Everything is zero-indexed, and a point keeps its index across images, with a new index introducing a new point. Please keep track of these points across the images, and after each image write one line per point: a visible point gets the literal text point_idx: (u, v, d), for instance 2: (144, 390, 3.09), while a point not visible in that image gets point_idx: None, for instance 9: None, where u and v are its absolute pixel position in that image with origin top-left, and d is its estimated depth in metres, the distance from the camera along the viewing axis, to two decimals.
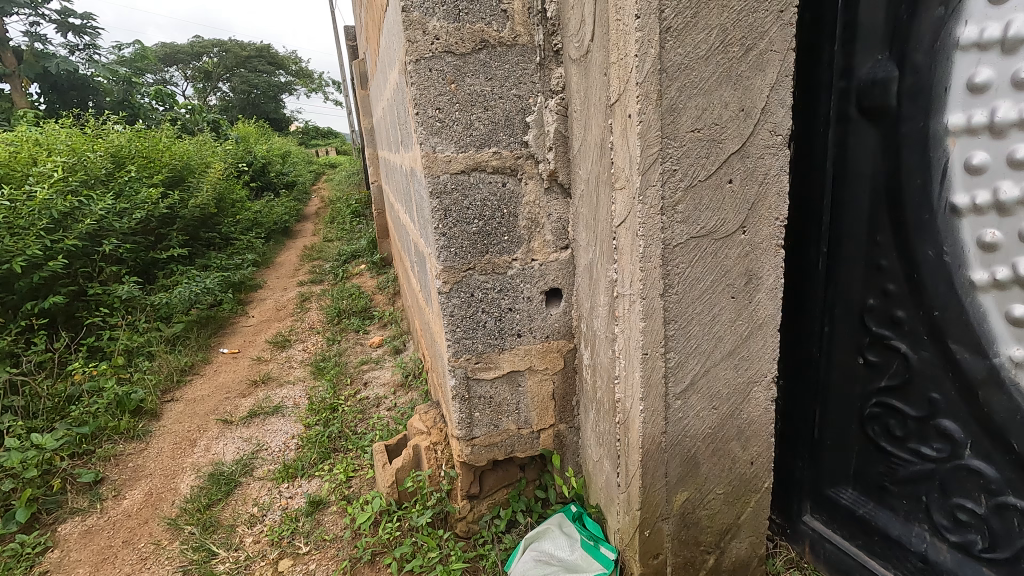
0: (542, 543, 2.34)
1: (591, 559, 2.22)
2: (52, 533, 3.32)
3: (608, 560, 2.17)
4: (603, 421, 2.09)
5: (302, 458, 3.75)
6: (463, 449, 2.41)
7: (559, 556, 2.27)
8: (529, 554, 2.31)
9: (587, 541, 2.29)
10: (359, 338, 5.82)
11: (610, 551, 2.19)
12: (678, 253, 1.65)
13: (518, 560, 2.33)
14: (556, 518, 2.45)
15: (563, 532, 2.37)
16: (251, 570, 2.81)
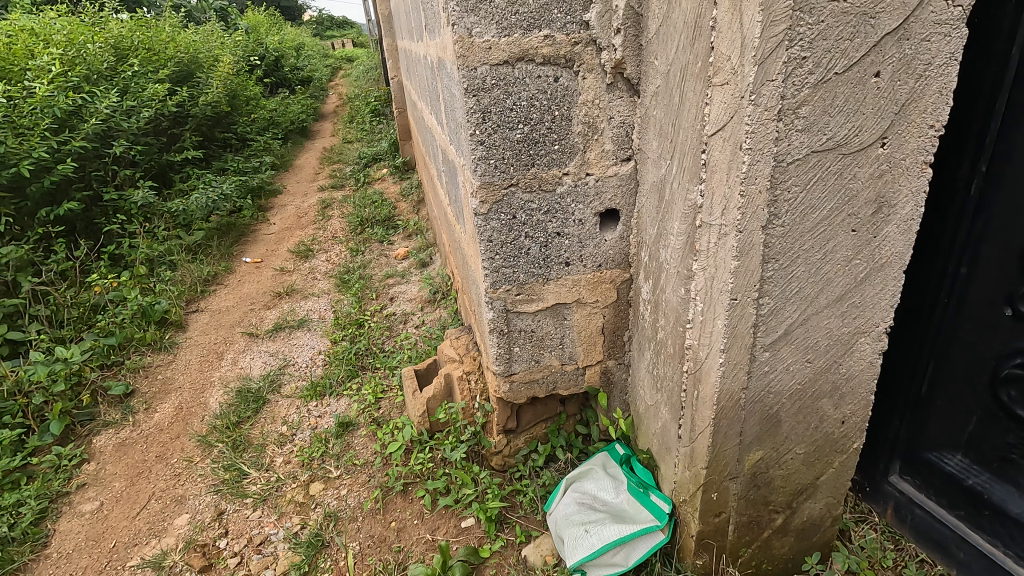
0: (584, 485, 2.18)
1: (638, 504, 2.02)
2: (87, 445, 3.34)
3: (658, 507, 1.95)
4: (665, 366, 1.81)
5: (330, 375, 3.63)
6: (501, 386, 2.19)
7: (603, 500, 2.10)
8: (570, 496, 2.15)
9: (633, 485, 2.08)
10: (383, 249, 5.56)
11: (661, 498, 1.97)
12: (793, 172, 1.26)
13: (559, 502, 2.19)
14: (600, 459, 2.26)
15: (608, 474, 2.19)
16: (283, 493, 2.76)
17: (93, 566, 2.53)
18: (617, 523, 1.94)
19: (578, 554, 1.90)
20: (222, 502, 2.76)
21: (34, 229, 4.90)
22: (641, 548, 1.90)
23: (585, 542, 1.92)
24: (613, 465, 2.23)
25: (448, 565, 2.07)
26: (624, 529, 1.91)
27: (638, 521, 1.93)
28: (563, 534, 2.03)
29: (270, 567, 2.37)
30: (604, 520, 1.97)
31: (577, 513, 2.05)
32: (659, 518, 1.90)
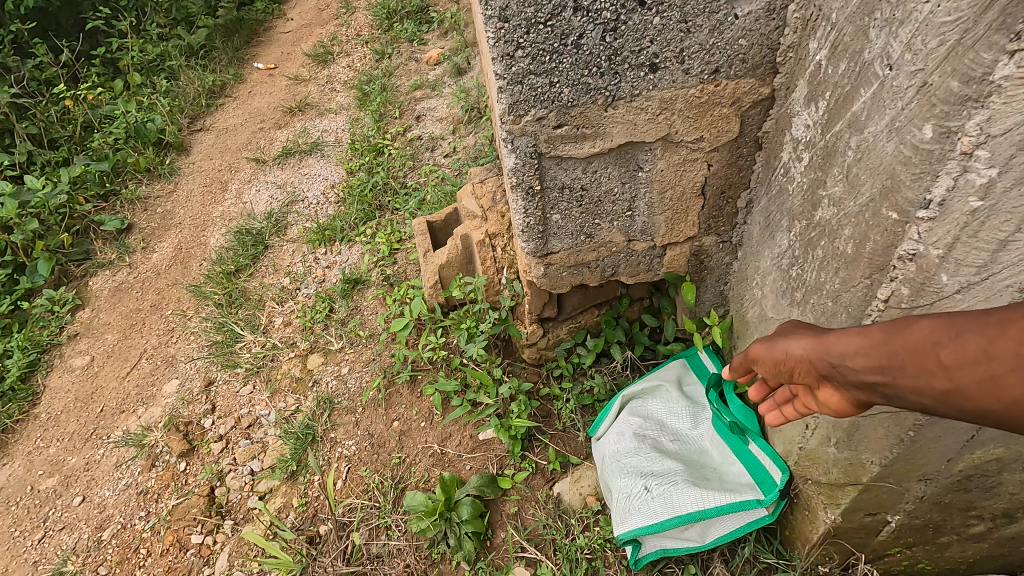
0: (647, 410, 1.52)
1: (728, 456, 1.36)
2: (83, 289, 2.99)
3: (761, 471, 1.28)
4: (824, 273, 1.05)
5: (340, 217, 2.97)
6: (532, 270, 1.43)
7: (673, 438, 1.46)
8: (625, 423, 1.52)
9: (723, 425, 1.39)
10: (414, 51, 4.44)
11: (768, 458, 1.29)
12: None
13: (608, 428, 1.56)
14: (674, 371, 1.57)
15: (683, 398, 1.51)
16: (278, 364, 2.31)
17: (80, 433, 2.27)
18: (693, 487, 1.31)
19: (631, 525, 1.32)
20: (212, 371, 2.36)
21: (6, 27, 4.15)
22: (725, 523, 1.30)
23: (642, 508, 1.33)
24: (692, 384, 1.54)
25: (454, 499, 1.56)
26: (703, 500, 1.28)
27: (726, 489, 1.29)
28: (610, 482, 1.44)
29: (257, 457, 1.98)
30: (673, 478, 1.34)
31: (632, 456, 1.43)
32: (762, 490, 1.25)
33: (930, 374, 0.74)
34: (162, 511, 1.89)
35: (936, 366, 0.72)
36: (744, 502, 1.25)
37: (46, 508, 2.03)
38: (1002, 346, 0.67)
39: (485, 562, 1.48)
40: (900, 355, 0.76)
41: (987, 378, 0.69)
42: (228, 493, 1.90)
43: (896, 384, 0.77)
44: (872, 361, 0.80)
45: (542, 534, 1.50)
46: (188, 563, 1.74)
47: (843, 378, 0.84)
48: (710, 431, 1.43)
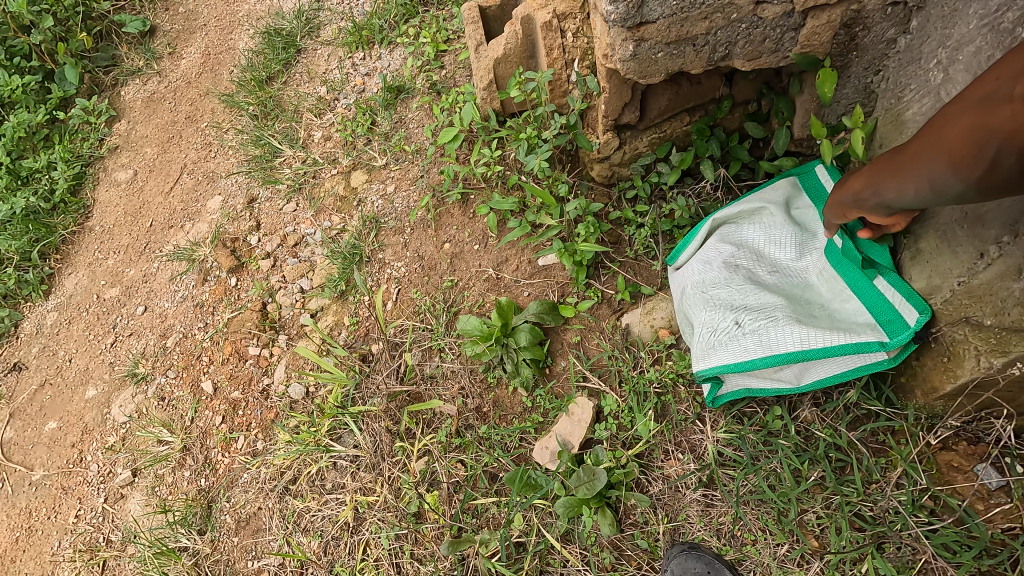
0: (740, 236, 1.28)
1: (842, 291, 1.13)
2: (115, 99, 2.80)
3: (888, 311, 1.05)
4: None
5: (377, 13, 2.54)
6: (618, 50, 1.10)
7: (772, 268, 1.22)
8: (712, 251, 1.29)
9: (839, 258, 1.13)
10: None
11: (901, 296, 1.04)
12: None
13: (690, 256, 1.34)
14: (779, 189, 1.28)
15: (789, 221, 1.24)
16: (320, 182, 2.13)
17: (134, 246, 2.25)
18: (795, 327, 1.11)
19: (714, 367, 1.16)
20: (253, 187, 2.22)
21: None
22: (827, 365, 1.11)
23: (727, 347, 1.16)
24: (803, 204, 1.25)
25: (512, 325, 1.43)
26: (806, 341, 1.09)
27: (836, 329, 1.08)
28: (690, 317, 1.25)
29: (306, 276, 1.90)
30: (770, 315, 1.14)
31: (720, 289, 1.22)
32: (886, 333, 1.03)
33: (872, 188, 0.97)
34: (218, 323, 1.88)
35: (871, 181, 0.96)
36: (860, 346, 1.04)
37: (113, 315, 2.08)
38: (888, 163, 0.92)
39: (544, 389, 1.39)
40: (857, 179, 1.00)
41: (890, 188, 0.92)
42: (279, 309, 1.85)
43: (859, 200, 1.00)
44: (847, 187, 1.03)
45: (606, 365, 1.38)
46: (247, 373, 1.74)
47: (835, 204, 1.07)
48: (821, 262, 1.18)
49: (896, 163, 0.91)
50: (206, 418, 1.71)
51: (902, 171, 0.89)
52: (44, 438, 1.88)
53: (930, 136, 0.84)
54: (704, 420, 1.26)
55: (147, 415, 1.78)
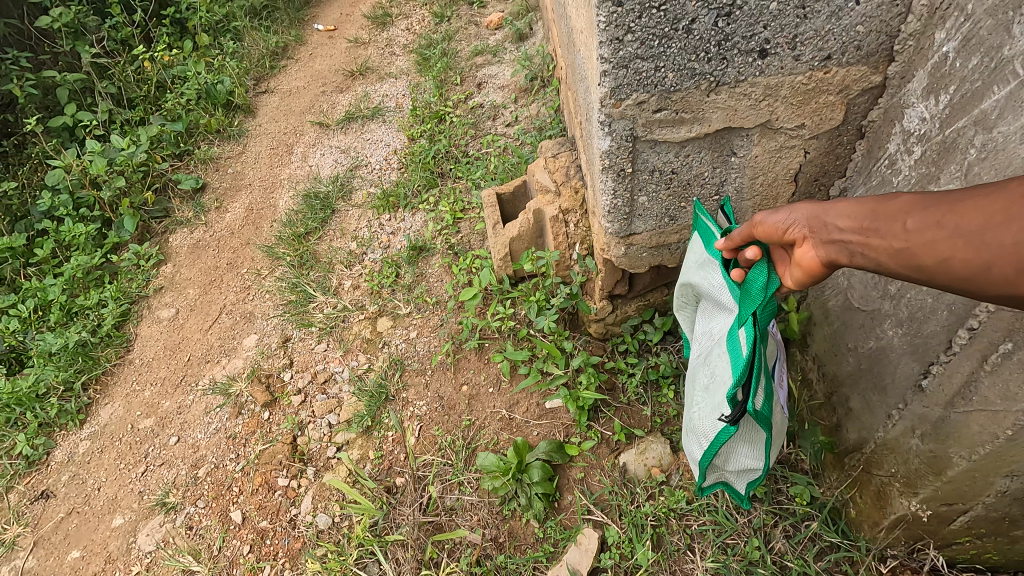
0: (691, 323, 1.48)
1: (719, 361, 1.25)
2: (164, 244, 3.17)
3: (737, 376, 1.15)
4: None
5: (403, 184, 3.04)
6: (612, 249, 1.48)
7: (698, 350, 1.39)
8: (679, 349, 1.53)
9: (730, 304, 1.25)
10: (473, 15, 4.41)
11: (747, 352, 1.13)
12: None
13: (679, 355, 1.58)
14: (690, 246, 1.42)
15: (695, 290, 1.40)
16: (348, 326, 2.43)
17: (171, 379, 2.46)
18: (701, 423, 1.29)
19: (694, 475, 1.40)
20: (288, 328, 2.51)
21: None
22: (750, 434, 1.22)
23: (690, 456, 1.39)
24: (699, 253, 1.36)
25: (526, 462, 1.65)
26: (707, 433, 1.26)
27: (715, 412, 1.23)
28: None
29: (334, 412, 2.12)
30: (690, 416, 1.35)
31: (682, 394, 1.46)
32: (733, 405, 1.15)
33: (901, 240, 0.88)
34: (250, 454, 2.06)
35: (901, 229, 0.88)
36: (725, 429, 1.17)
37: (146, 445, 2.23)
38: (939, 220, 0.84)
39: (554, 521, 1.58)
40: (880, 221, 0.91)
41: (928, 252, 0.85)
42: (309, 442, 2.05)
43: (869, 243, 0.92)
44: (853, 222, 0.95)
45: (608, 500, 1.58)
46: (276, 503, 1.89)
47: (826, 235, 0.99)
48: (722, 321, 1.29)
49: (947, 224, 0.83)
50: (233, 547, 1.83)
51: (959, 235, 0.82)
52: (64, 568, 1.94)
53: (1009, 212, 0.77)
54: (694, 550, 1.45)
55: (174, 545, 1.89)
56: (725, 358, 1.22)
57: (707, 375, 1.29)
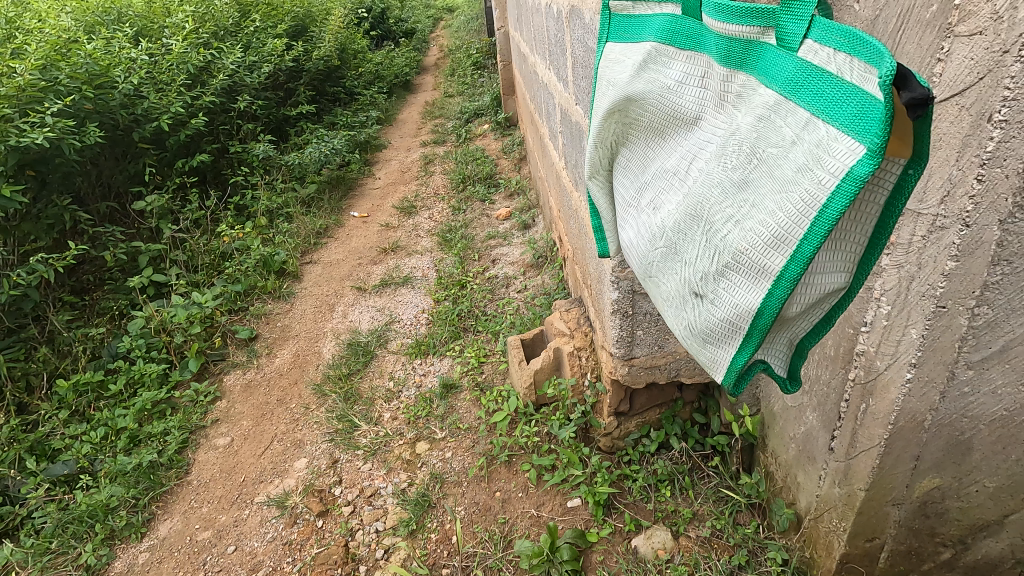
0: (656, 164, 1.20)
1: (767, 127, 0.93)
2: (219, 383, 3.65)
3: (834, 103, 0.82)
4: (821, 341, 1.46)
5: (432, 335, 3.66)
6: (618, 368, 2.09)
7: (696, 167, 1.09)
8: (649, 205, 1.22)
9: (751, 58, 0.99)
10: (485, 208, 5.50)
11: (845, 55, 0.82)
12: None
13: (635, 225, 1.28)
14: (637, 56, 1.20)
15: (664, 100, 1.13)
16: (390, 449, 2.84)
17: (226, 497, 2.77)
18: (767, 221, 0.91)
19: (749, 331, 0.99)
20: (336, 451, 2.91)
21: (172, 179, 5.27)
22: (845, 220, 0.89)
23: (737, 316, 1.00)
24: (669, 46, 1.13)
25: (556, 544, 2.03)
26: (787, 228, 0.88)
27: (790, 185, 0.88)
28: (684, 284, 1.13)
29: (380, 519, 2.46)
30: (734, 240, 0.97)
31: (683, 248, 1.11)
32: (852, 136, 0.79)
33: None
34: (306, 557, 2.35)
35: None
36: (845, 180, 0.80)
37: (203, 554, 2.49)
38: None
39: None
40: None
41: None
42: (359, 545, 2.36)
43: None
44: None
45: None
46: None
47: None
48: (738, 98, 1.02)
49: None
50: None
51: None
52: None
53: None
54: None
55: None
56: (782, 112, 0.91)
57: (745, 167, 0.96)
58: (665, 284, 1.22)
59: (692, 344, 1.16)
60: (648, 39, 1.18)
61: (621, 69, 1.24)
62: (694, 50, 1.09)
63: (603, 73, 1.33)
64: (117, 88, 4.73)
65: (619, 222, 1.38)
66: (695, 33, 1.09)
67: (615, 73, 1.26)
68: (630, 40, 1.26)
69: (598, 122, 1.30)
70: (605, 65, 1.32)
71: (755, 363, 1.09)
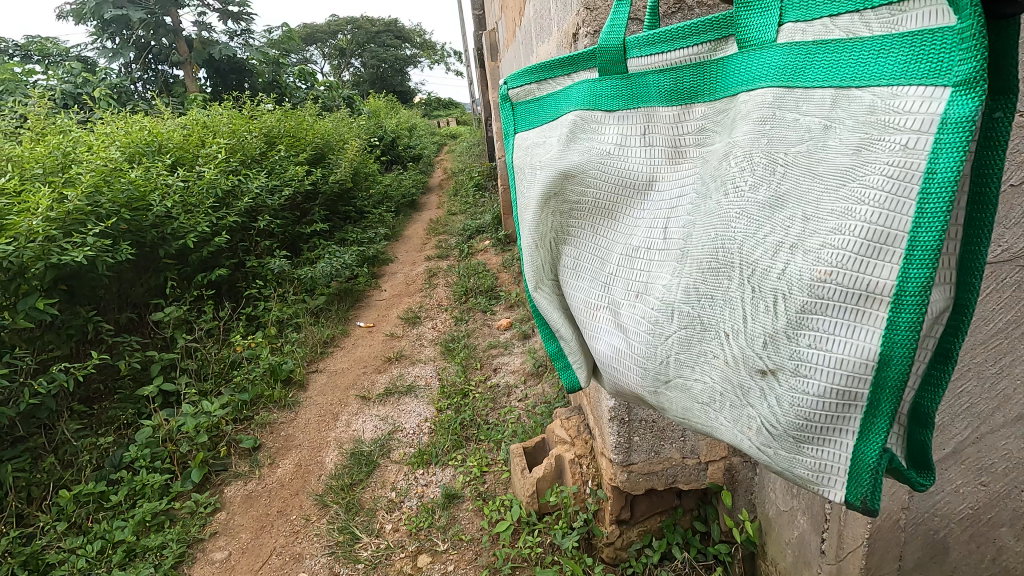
0: (624, 234, 0.98)
1: (789, 128, 0.72)
2: (220, 495, 3.65)
3: (884, 53, 0.65)
4: None
5: (435, 444, 3.71)
6: (618, 475, 2.19)
7: (688, 217, 0.86)
8: (632, 286, 0.95)
9: (708, 80, 0.85)
10: (486, 319, 5.74)
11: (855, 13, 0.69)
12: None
13: (619, 322, 0.99)
14: (559, 131, 1.08)
15: (615, 155, 0.97)
16: (391, 562, 2.82)
17: None
18: (845, 224, 0.65)
19: (879, 385, 0.65)
20: (336, 565, 2.89)
21: (190, 290, 5.56)
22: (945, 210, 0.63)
23: (843, 378, 0.67)
24: (594, 110, 1.02)
25: None
26: (883, 219, 0.62)
27: (866, 167, 0.64)
28: (730, 366, 0.81)
29: None
30: (798, 276, 0.69)
31: (711, 319, 0.81)
32: (921, 79, 0.61)
33: None
34: None
35: None
36: (945, 127, 0.58)
37: None
38: None
39: None
40: None
41: None
42: None
43: None
44: None
45: None
46: None
47: None
48: (702, 134, 0.87)
49: None
50: None
51: None
52: None
53: None
54: None
55: None
56: (792, 104, 0.72)
57: (782, 178, 0.72)
58: (696, 382, 0.87)
59: (780, 451, 0.78)
60: (570, 111, 1.07)
61: (552, 147, 1.09)
62: (631, 105, 0.95)
63: (528, 164, 1.17)
64: (151, 210, 5.16)
65: (591, 332, 1.07)
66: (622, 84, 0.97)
67: (540, 155, 1.13)
68: (544, 122, 1.17)
69: (533, 212, 1.12)
70: (520, 150, 1.22)
71: (884, 452, 0.71)
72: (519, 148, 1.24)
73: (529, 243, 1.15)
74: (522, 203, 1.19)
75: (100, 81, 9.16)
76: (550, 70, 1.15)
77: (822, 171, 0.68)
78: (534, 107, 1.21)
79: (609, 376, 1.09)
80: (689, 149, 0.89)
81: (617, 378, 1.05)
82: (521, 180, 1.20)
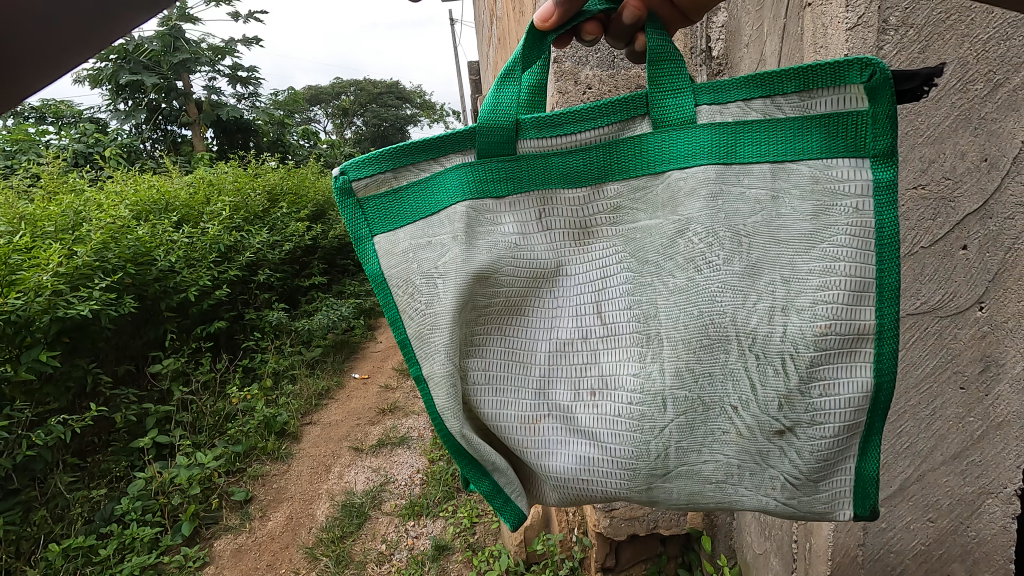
0: (571, 328, 0.90)
1: (739, 201, 0.82)
2: (209, 549, 3.68)
3: (802, 134, 0.80)
4: None
5: (427, 495, 3.72)
6: (601, 521, 2.25)
7: (633, 301, 0.88)
8: (603, 380, 0.89)
9: (621, 157, 0.87)
10: None
11: (763, 97, 0.81)
12: (964, 290, 1.20)
13: (592, 423, 0.89)
14: (447, 226, 0.89)
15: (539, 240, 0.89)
16: None
17: None
18: (829, 279, 0.80)
19: (873, 410, 0.82)
20: None
21: (189, 342, 5.67)
22: None
23: (848, 413, 0.82)
24: (486, 200, 0.89)
25: None
26: (859, 272, 0.79)
27: (833, 235, 0.80)
28: (741, 434, 0.86)
29: None
30: (794, 338, 0.81)
31: (712, 397, 0.85)
32: (851, 154, 0.79)
33: None
34: None
35: None
36: (880, 189, 0.78)
37: None
38: None
39: None
40: None
41: None
42: None
43: None
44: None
45: None
46: None
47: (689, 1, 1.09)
48: (615, 213, 0.88)
49: None
50: None
51: None
52: None
53: None
54: None
55: None
56: (734, 178, 0.82)
57: (747, 248, 0.82)
58: (706, 464, 0.88)
59: (802, 498, 0.88)
60: (452, 200, 0.89)
61: (449, 247, 0.88)
62: (521, 187, 0.89)
63: (415, 272, 0.90)
64: (155, 264, 5.34)
65: (540, 452, 0.91)
66: (517, 169, 0.88)
67: (430, 256, 0.89)
68: (410, 216, 0.91)
69: (448, 329, 0.87)
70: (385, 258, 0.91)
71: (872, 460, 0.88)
72: (372, 255, 0.91)
73: (447, 373, 0.88)
74: (416, 324, 0.90)
75: (111, 142, 9.59)
76: (401, 155, 0.91)
77: (795, 241, 0.81)
78: (390, 202, 0.92)
79: (564, 495, 0.94)
80: (599, 229, 0.89)
81: (581, 493, 0.92)
82: (405, 295, 0.90)
